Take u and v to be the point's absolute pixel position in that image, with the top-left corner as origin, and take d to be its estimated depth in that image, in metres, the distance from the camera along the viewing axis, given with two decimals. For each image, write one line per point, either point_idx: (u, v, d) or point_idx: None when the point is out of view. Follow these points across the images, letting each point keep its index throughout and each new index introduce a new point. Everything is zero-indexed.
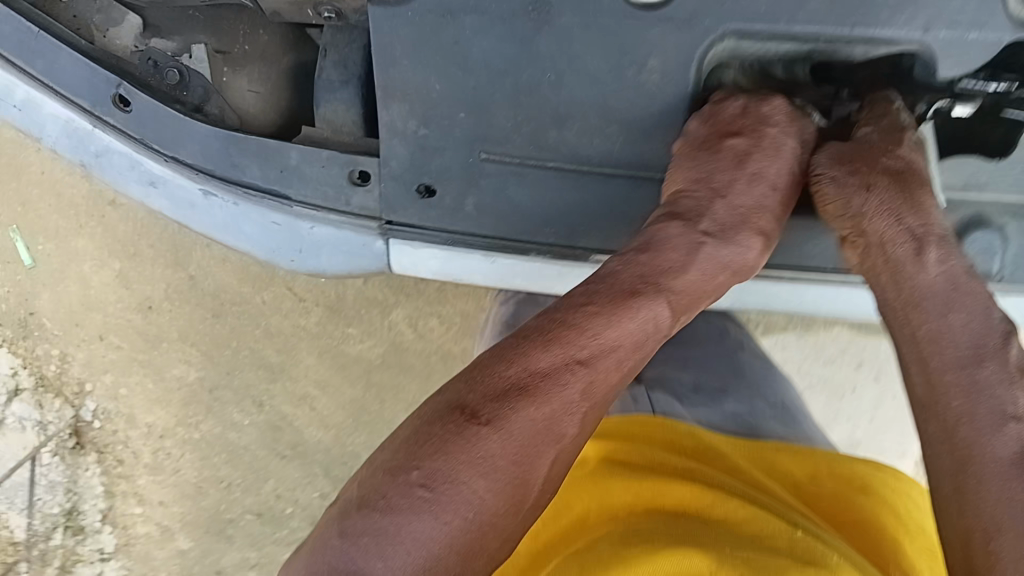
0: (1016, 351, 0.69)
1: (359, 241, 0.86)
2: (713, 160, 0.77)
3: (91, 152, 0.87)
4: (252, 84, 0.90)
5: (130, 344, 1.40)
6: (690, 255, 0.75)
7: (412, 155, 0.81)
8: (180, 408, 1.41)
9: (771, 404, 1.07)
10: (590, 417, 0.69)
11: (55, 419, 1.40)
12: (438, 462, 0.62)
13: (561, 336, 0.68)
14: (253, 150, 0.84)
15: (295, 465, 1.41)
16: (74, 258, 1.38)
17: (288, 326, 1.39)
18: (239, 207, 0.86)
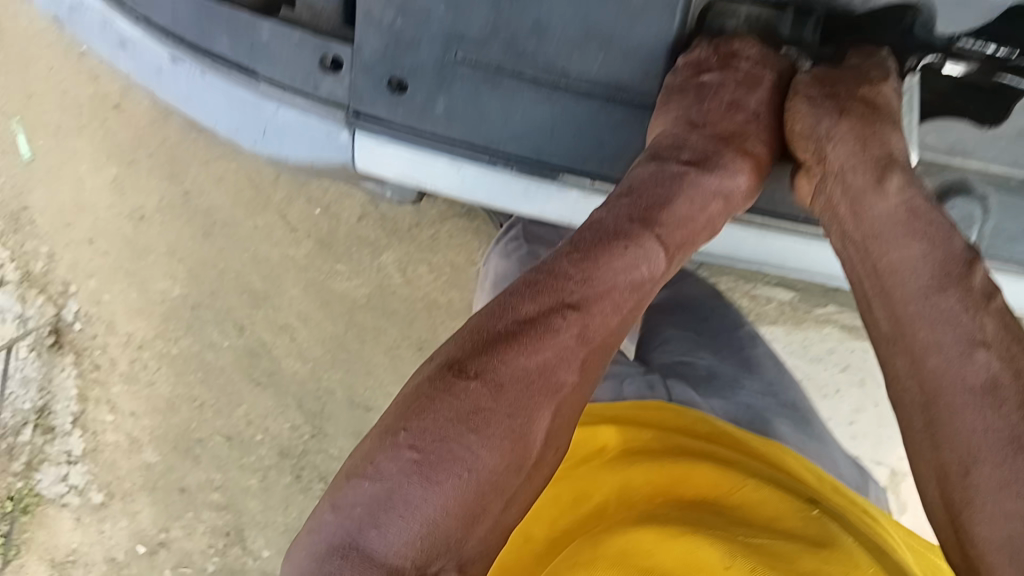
0: (981, 277, 0.66)
1: (322, 129, 0.82)
2: (695, 97, 0.76)
3: (72, 9, 0.87)
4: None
5: (118, 252, 1.38)
6: (680, 186, 0.75)
7: (388, 49, 0.76)
8: (161, 321, 1.39)
9: (781, 401, 1.02)
10: (586, 365, 0.69)
11: (35, 314, 1.39)
12: (428, 420, 0.62)
13: (549, 285, 0.68)
14: (222, 17, 0.79)
15: (269, 395, 1.38)
16: (73, 158, 1.38)
17: (277, 255, 1.37)
18: (205, 78, 0.83)
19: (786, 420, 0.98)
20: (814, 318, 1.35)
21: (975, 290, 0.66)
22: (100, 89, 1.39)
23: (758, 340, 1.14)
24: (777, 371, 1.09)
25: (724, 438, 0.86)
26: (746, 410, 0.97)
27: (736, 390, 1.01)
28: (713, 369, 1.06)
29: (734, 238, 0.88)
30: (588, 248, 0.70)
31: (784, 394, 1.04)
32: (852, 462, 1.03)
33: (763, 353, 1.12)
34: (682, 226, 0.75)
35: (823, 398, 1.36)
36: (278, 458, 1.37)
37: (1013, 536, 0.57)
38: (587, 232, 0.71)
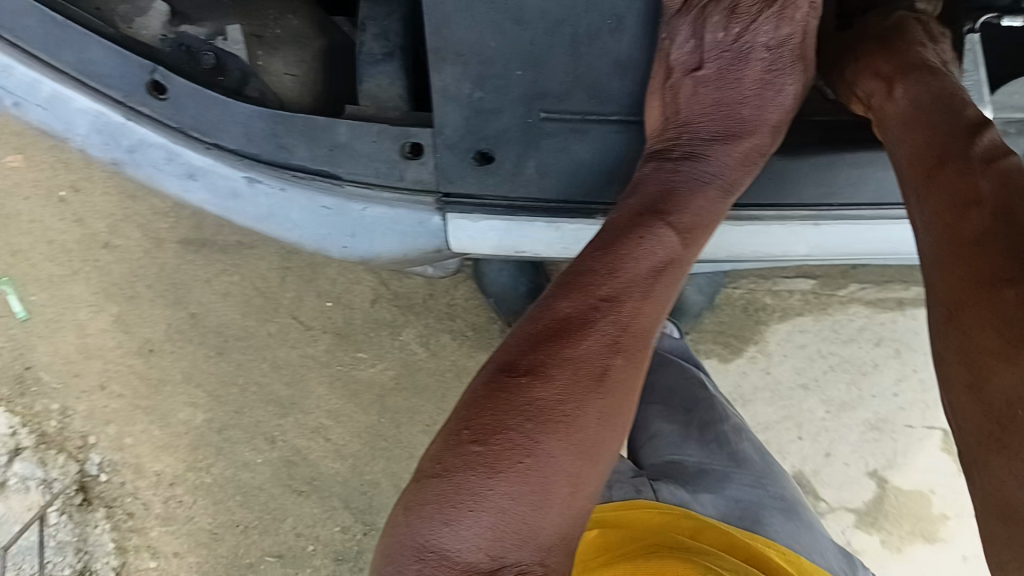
0: (987, 137, 0.57)
1: (414, 219, 0.68)
2: (691, 94, 0.67)
3: (125, 149, 0.67)
4: (286, 64, 0.70)
5: (133, 391, 1.32)
6: (703, 154, 0.66)
7: (467, 122, 0.64)
8: (189, 452, 1.31)
9: (770, 494, 0.82)
10: (633, 352, 0.57)
11: (60, 475, 1.29)
12: (487, 416, 0.53)
13: (586, 272, 0.58)
14: (299, 125, 0.65)
15: (312, 502, 1.30)
16: (70, 304, 1.33)
17: (295, 357, 1.32)
18: (287, 193, 0.67)
19: (776, 514, 0.79)
20: (841, 302, 1.28)
21: (973, 156, 0.56)
22: (87, 230, 1.34)
23: (744, 429, 0.91)
24: (769, 465, 0.87)
25: (712, 537, 0.71)
26: (738, 507, 0.79)
27: (725, 486, 0.82)
28: (705, 466, 0.85)
29: (796, 237, 0.70)
30: (618, 225, 0.61)
31: (776, 487, 0.84)
32: (840, 552, 0.80)
33: (753, 444, 0.89)
34: (711, 189, 0.65)
35: (864, 376, 1.26)
36: (335, 564, 1.28)
37: (978, 379, 0.48)
38: (626, 207, 0.62)
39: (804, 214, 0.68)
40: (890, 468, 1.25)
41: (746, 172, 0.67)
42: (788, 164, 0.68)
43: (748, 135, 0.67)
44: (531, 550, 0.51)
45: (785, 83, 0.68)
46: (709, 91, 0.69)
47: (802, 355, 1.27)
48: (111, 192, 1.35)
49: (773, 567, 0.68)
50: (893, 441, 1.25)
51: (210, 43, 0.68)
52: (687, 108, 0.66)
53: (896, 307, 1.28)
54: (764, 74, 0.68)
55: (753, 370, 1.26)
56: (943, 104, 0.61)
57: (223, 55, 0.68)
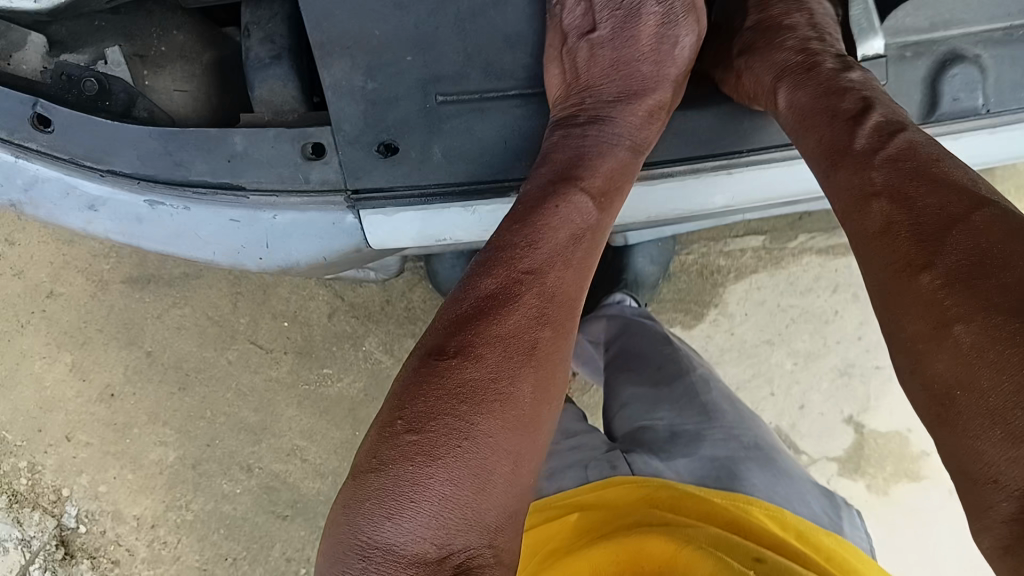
0: (871, 119, 0.59)
1: (326, 220, 0.65)
2: (588, 59, 0.68)
3: (20, 188, 0.65)
4: (175, 81, 0.71)
5: (100, 438, 1.30)
6: (608, 120, 0.67)
7: (365, 116, 0.64)
8: (166, 491, 1.30)
9: (744, 444, 0.79)
10: (560, 324, 0.57)
11: (37, 533, 1.28)
12: (419, 403, 0.52)
13: (503, 250, 0.58)
14: (195, 140, 0.64)
15: (298, 525, 1.29)
16: (25, 359, 1.30)
17: (261, 382, 1.30)
18: (191, 211, 0.65)
19: (752, 464, 0.76)
20: (793, 254, 1.27)
21: (861, 148, 0.58)
22: (30, 282, 1.30)
23: (711, 381, 0.88)
24: (740, 415, 0.83)
25: (689, 507, 0.70)
26: (713, 466, 0.76)
27: (699, 445, 0.79)
28: (677, 428, 0.82)
29: (711, 194, 0.67)
30: (531, 198, 0.60)
31: (750, 436, 0.80)
32: (819, 492, 0.76)
33: (720, 395, 0.85)
34: (619, 152, 0.65)
35: (827, 323, 1.27)
36: None
37: (918, 359, 0.50)
38: (538, 177, 0.62)
39: (716, 164, 0.66)
40: (864, 412, 1.26)
41: (654, 128, 0.66)
42: (688, 118, 0.68)
43: (650, 93, 0.67)
44: (476, 533, 0.50)
45: (678, 34, 0.68)
46: (606, 55, 0.70)
47: (763, 311, 1.27)
48: (49, 241, 1.30)
49: (756, 530, 0.67)
50: (864, 384, 1.27)
51: (92, 68, 0.67)
52: (587, 72, 0.68)
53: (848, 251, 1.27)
54: (657, 28, 0.69)
55: (717, 332, 1.27)
56: (830, 94, 0.62)
57: (104, 79, 0.67)
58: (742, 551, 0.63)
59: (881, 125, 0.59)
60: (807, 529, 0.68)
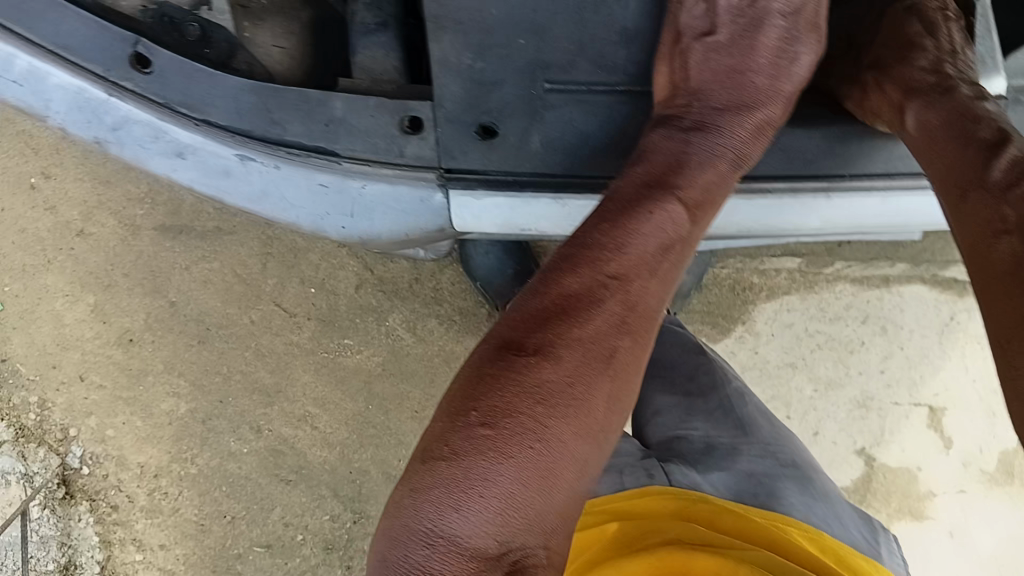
0: (1007, 155, 0.57)
1: (413, 196, 0.65)
2: (705, 62, 0.64)
3: (106, 128, 0.63)
4: (274, 36, 0.69)
5: (113, 382, 1.29)
6: (716, 127, 0.62)
7: (468, 95, 0.62)
8: (174, 443, 1.29)
9: (781, 462, 0.79)
10: (637, 334, 0.56)
11: (41, 469, 1.27)
12: (496, 396, 0.51)
13: (592, 250, 0.56)
14: (295, 100, 0.63)
15: (301, 491, 1.28)
16: (45, 295, 1.29)
17: (280, 344, 1.29)
18: (281, 171, 0.64)
19: (791, 485, 0.76)
20: (827, 280, 1.27)
21: (993, 181, 0.56)
22: (61, 218, 1.30)
23: (747, 396, 0.88)
24: (776, 432, 0.83)
25: (728, 522, 0.70)
26: (751, 483, 0.76)
27: (735, 461, 0.79)
28: (713, 441, 0.82)
29: (802, 215, 0.67)
30: (624, 198, 0.58)
31: (787, 454, 0.80)
32: (857, 515, 0.77)
33: (757, 411, 0.86)
34: (720, 166, 0.61)
35: (852, 353, 1.26)
36: (325, 553, 1.27)
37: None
38: (632, 176, 0.59)
39: (815, 185, 0.66)
40: (877, 445, 1.25)
41: (758, 146, 0.63)
42: (796, 135, 0.65)
43: (761, 105, 0.63)
44: (535, 534, 0.50)
45: (798, 52, 0.65)
46: (723, 60, 0.65)
47: (789, 334, 1.26)
48: (83, 178, 1.31)
49: (794, 548, 0.67)
50: (880, 417, 1.25)
51: (194, 13, 0.65)
52: (699, 75, 0.63)
53: (882, 284, 1.27)
54: (777, 42, 0.65)
55: (741, 350, 1.26)
56: (963, 121, 0.61)
57: (207, 26, 0.66)
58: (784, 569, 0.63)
59: (1018, 158, 0.57)
60: (845, 552, 0.68)
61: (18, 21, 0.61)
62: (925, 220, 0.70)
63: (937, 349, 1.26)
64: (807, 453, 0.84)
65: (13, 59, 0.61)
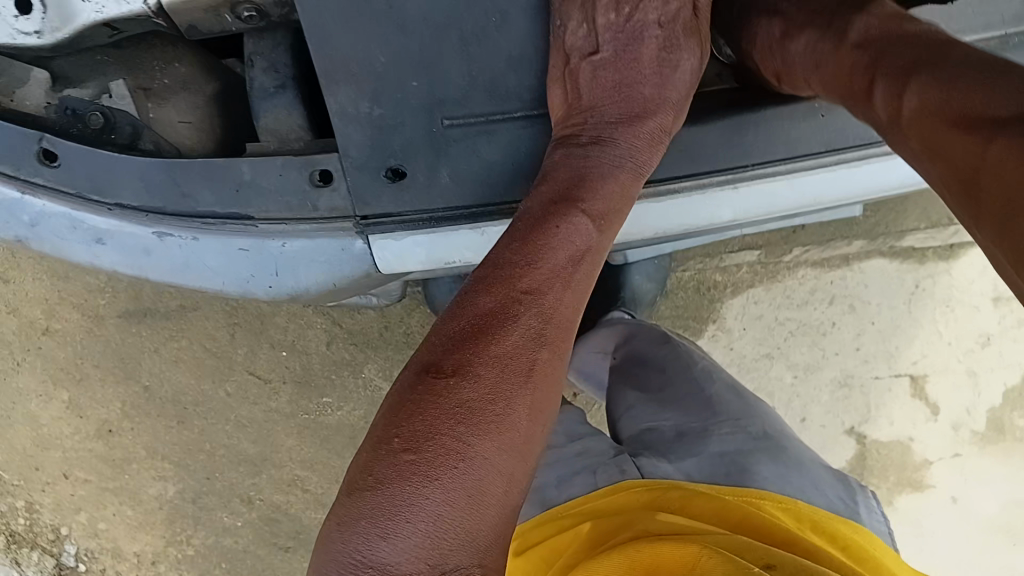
0: (884, 66, 0.60)
1: (333, 247, 0.65)
2: (594, 81, 0.67)
3: (26, 224, 0.65)
4: (180, 112, 0.69)
5: (98, 474, 1.28)
6: (612, 139, 0.66)
7: (373, 139, 0.62)
8: (167, 527, 1.30)
9: (753, 435, 0.79)
10: (554, 346, 0.57)
11: (37, 573, 1.27)
12: (417, 421, 0.51)
13: (501, 270, 0.57)
14: (200, 170, 0.63)
15: (301, 555, 1.29)
16: (19, 398, 1.28)
17: (260, 413, 1.28)
18: (199, 242, 0.64)
19: (764, 458, 0.75)
20: (788, 268, 1.26)
21: (881, 95, 0.60)
22: (25, 318, 1.28)
23: (715, 373, 0.88)
24: (746, 406, 0.83)
25: (699, 507, 0.69)
26: (723, 462, 0.76)
27: (708, 443, 0.79)
28: (682, 428, 0.82)
29: (720, 211, 0.67)
30: (532, 218, 0.59)
31: (757, 425, 0.80)
32: (832, 475, 0.76)
33: (724, 388, 0.86)
34: (618, 177, 0.64)
35: (825, 336, 1.27)
36: None
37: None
38: (538, 196, 0.61)
39: (723, 180, 0.66)
40: (865, 423, 1.28)
41: (656, 153, 0.66)
42: (694, 132, 0.66)
43: (652, 114, 0.67)
44: (467, 553, 0.49)
45: (680, 59, 0.68)
46: (609, 76, 0.68)
47: (761, 325, 1.27)
48: (42, 277, 1.27)
49: (765, 525, 0.67)
50: (864, 394, 1.27)
51: (96, 102, 0.66)
52: (589, 93, 0.66)
53: (844, 264, 1.26)
54: (658, 51, 0.68)
55: (717, 348, 1.27)
56: (847, 58, 0.64)
57: (110, 112, 0.66)
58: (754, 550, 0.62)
59: (892, 75, 0.59)
60: (821, 517, 0.68)
61: None
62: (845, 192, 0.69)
63: (909, 317, 1.26)
64: (780, 421, 0.84)
65: None
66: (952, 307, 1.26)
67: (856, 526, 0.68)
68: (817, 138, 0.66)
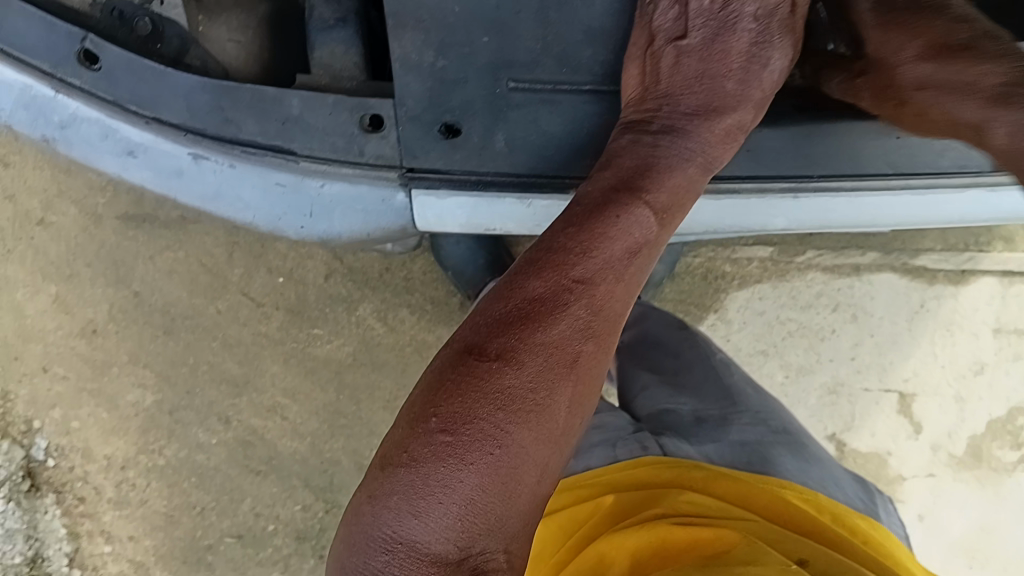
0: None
1: (374, 197, 0.61)
2: (675, 68, 0.60)
3: (54, 125, 0.61)
4: (230, 30, 0.66)
5: (77, 373, 1.27)
6: (685, 129, 0.60)
7: (431, 93, 0.59)
8: (140, 435, 1.28)
9: (773, 429, 0.74)
10: (601, 337, 0.55)
11: (5, 462, 1.24)
12: (456, 403, 0.50)
13: (557, 254, 0.54)
14: (249, 99, 0.60)
15: (271, 482, 1.27)
16: (6, 285, 1.26)
17: (248, 335, 1.27)
18: (235, 170, 0.60)
19: (785, 452, 0.71)
20: (798, 268, 1.25)
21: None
22: (21, 208, 1.25)
23: (734, 367, 0.84)
24: (764, 400, 0.79)
25: (721, 488, 0.63)
26: (745, 450, 0.70)
27: (727, 430, 0.74)
28: (702, 415, 0.77)
29: (774, 216, 0.64)
30: (593, 201, 0.56)
31: (777, 421, 0.76)
32: (852, 480, 0.73)
33: (743, 380, 0.81)
34: (687, 169, 0.59)
35: (822, 340, 1.26)
36: (297, 543, 1.27)
37: None
38: (600, 181, 0.57)
39: (784, 188, 0.63)
40: (846, 430, 1.27)
41: (727, 150, 0.60)
42: (764, 136, 0.62)
43: (732, 111, 0.60)
44: (498, 537, 0.49)
45: (770, 57, 0.60)
46: (694, 64, 0.61)
47: (761, 321, 1.26)
48: (43, 168, 1.25)
49: (786, 511, 0.61)
50: (850, 404, 1.27)
51: (145, 7, 0.64)
52: (668, 79, 0.60)
53: (853, 272, 1.26)
54: (749, 47, 0.60)
55: (714, 336, 1.26)
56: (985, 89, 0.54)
57: (159, 21, 0.64)
58: (789, 537, 0.57)
59: None
60: (839, 511, 0.62)
61: None
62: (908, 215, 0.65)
63: (906, 335, 1.26)
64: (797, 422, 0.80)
65: None
66: (952, 332, 1.26)
67: (874, 525, 0.63)
68: (884, 159, 0.62)
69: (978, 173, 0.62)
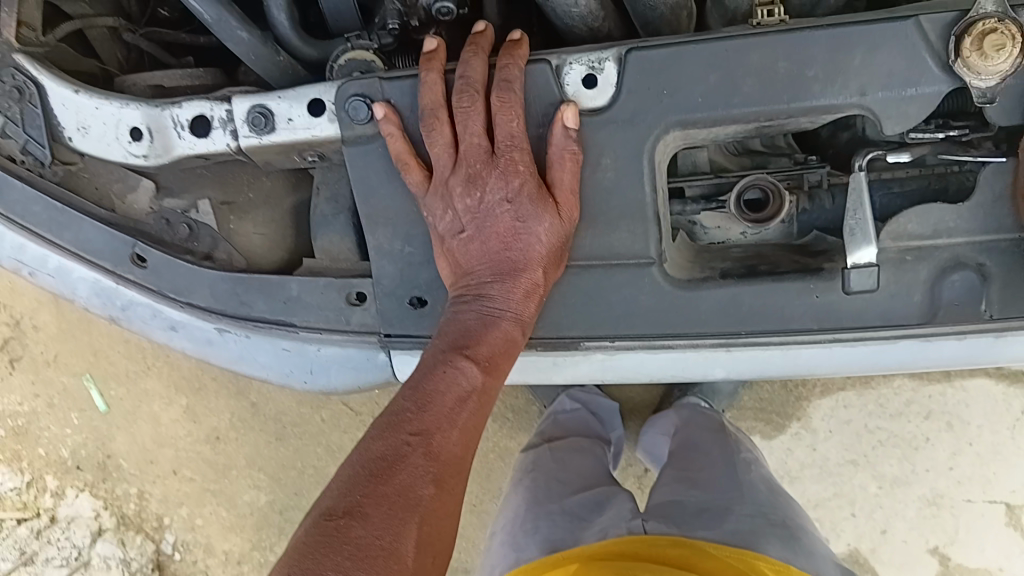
0: None
1: (360, 356, 0.67)
2: (468, 253, 0.61)
3: (118, 308, 0.70)
4: (257, 225, 0.73)
5: (202, 475, 1.21)
6: (485, 296, 0.59)
7: (402, 274, 0.65)
8: (255, 531, 1.20)
9: (771, 522, 0.67)
10: (447, 487, 0.53)
11: (137, 555, 1.21)
12: (309, 559, 0.46)
13: (396, 412, 0.55)
14: (255, 283, 0.68)
15: None
16: (144, 399, 1.21)
17: (348, 442, 1.17)
18: (252, 340, 0.68)
19: (775, 540, 0.64)
20: (884, 374, 1.05)
21: None
22: None
23: (755, 467, 0.79)
24: (776, 497, 0.73)
25: (698, 562, 0.60)
26: (736, 534, 0.65)
27: (724, 520, 0.68)
28: (705, 504, 0.71)
29: (712, 365, 0.63)
30: (420, 368, 0.57)
31: (778, 514, 0.69)
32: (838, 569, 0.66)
33: (759, 479, 0.76)
34: (505, 326, 0.59)
35: (917, 451, 1.05)
36: None
37: None
38: (430, 351, 0.59)
39: (714, 343, 0.61)
40: (952, 545, 1.05)
41: (531, 305, 0.60)
42: (692, 298, 0.60)
43: (526, 272, 0.59)
44: None
45: (531, 227, 0.58)
46: (479, 249, 0.60)
47: (849, 432, 1.06)
48: None
49: None
50: (954, 517, 1.04)
51: (185, 215, 0.71)
52: (468, 262, 0.61)
53: (943, 379, 1.04)
54: (513, 223, 0.59)
55: (798, 448, 1.07)
56: None
57: (195, 224, 0.71)
58: None
59: None
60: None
61: (48, 228, 0.68)
62: (852, 362, 0.62)
63: (1012, 444, 1.03)
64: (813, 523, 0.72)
65: (46, 258, 0.69)
66: None
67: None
68: (811, 316, 0.59)
69: (910, 325, 0.58)
